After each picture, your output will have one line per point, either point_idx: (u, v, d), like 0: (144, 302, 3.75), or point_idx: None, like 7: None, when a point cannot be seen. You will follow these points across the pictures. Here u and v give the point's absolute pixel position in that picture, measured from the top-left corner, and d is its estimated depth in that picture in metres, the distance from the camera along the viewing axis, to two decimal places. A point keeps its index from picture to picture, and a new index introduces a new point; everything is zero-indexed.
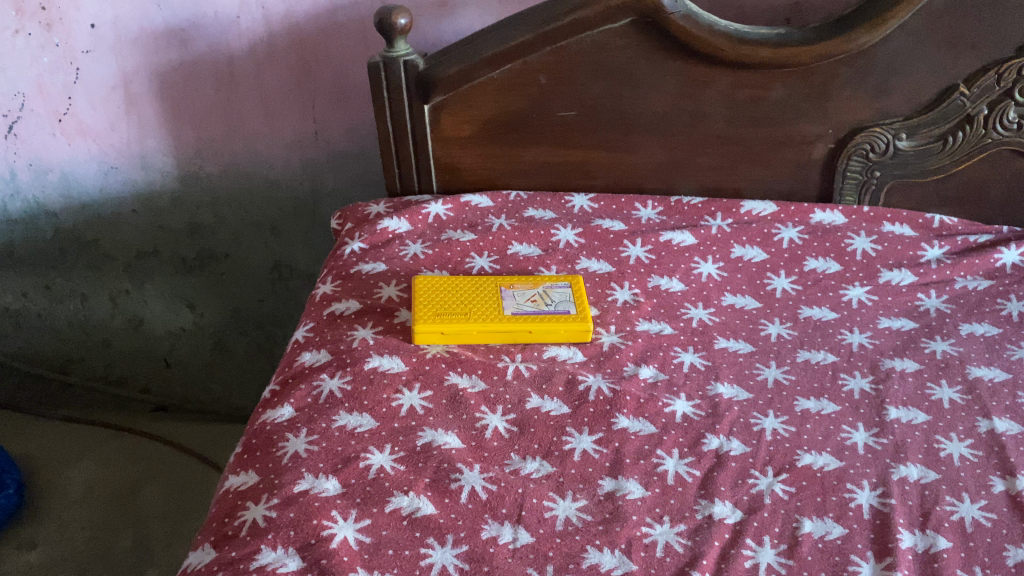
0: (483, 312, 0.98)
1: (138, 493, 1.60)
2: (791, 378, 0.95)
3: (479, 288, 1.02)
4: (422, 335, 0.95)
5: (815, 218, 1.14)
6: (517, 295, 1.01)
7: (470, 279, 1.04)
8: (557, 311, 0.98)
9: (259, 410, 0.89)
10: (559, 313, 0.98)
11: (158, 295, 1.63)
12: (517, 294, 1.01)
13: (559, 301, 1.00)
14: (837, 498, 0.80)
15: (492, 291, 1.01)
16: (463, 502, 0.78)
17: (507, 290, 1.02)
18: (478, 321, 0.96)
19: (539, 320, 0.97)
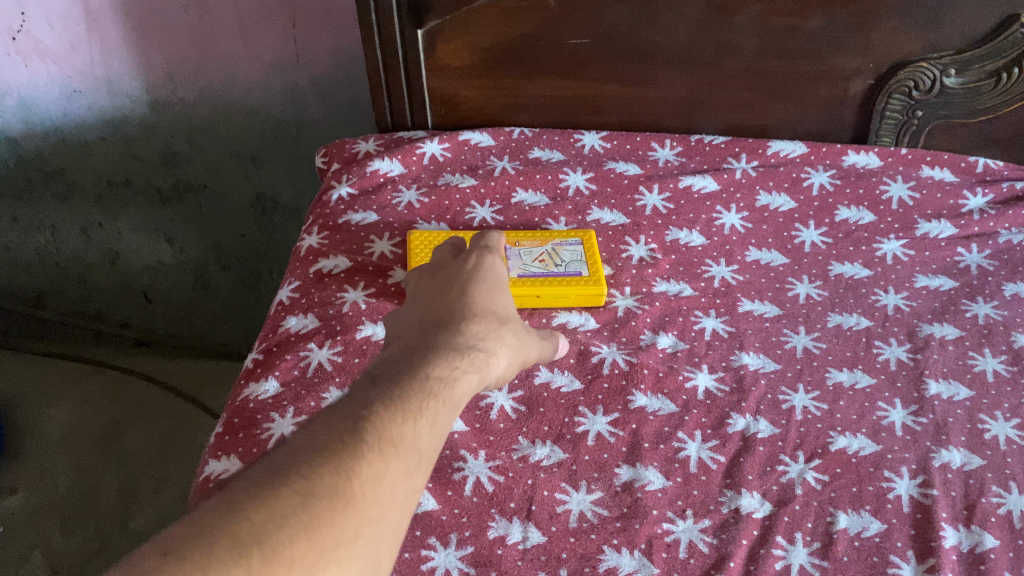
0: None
1: (122, 434, 1.54)
2: (822, 346, 0.87)
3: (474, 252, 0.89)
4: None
5: (848, 160, 1.04)
6: (523, 254, 0.89)
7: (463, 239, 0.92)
8: (568, 273, 0.87)
9: (241, 382, 0.82)
10: (569, 276, 0.87)
11: (133, 229, 1.52)
12: (524, 252, 0.89)
13: (570, 262, 0.89)
14: (874, 488, 0.74)
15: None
16: (468, 496, 0.71)
17: (512, 248, 0.90)
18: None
19: (547, 281, 0.86)
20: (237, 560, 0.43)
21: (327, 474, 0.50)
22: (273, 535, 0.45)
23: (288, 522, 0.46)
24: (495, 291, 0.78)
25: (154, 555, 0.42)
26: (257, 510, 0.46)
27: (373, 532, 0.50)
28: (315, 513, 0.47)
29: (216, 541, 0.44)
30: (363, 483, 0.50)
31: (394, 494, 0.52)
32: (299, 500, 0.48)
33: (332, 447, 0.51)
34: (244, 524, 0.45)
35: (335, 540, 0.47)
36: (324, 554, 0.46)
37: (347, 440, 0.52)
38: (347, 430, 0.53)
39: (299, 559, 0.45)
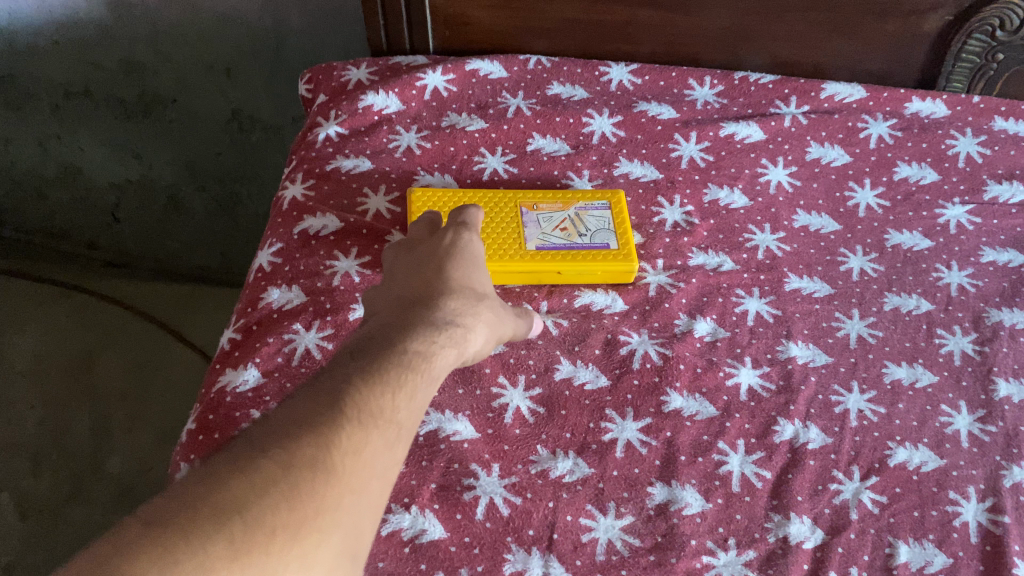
0: (497, 247, 0.74)
1: (93, 364, 1.43)
2: (877, 335, 0.77)
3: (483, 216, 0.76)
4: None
5: (911, 110, 0.91)
6: (542, 220, 0.77)
7: (470, 198, 0.79)
8: (593, 246, 0.75)
9: (216, 368, 0.71)
10: (594, 250, 0.75)
11: (96, 143, 1.34)
12: (543, 218, 0.77)
13: (596, 231, 0.76)
14: (938, 513, 0.66)
15: (505, 217, 0.77)
16: (480, 520, 0.61)
17: (529, 212, 0.77)
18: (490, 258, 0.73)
19: (569, 256, 0.74)
20: (218, 531, 0.39)
21: (306, 443, 0.45)
22: (255, 504, 0.41)
23: (269, 493, 0.42)
24: (476, 262, 0.68)
25: (133, 528, 0.38)
26: (235, 481, 0.42)
27: (356, 507, 0.45)
28: (296, 482, 0.43)
29: (198, 515, 0.39)
30: (343, 455, 0.45)
31: (376, 468, 0.47)
32: (281, 471, 0.43)
33: (311, 417, 0.46)
34: (223, 496, 0.41)
35: (317, 509, 0.43)
36: (306, 523, 0.42)
37: (324, 410, 0.47)
38: (325, 400, 0.48)
39: (281, 527, 0.41)
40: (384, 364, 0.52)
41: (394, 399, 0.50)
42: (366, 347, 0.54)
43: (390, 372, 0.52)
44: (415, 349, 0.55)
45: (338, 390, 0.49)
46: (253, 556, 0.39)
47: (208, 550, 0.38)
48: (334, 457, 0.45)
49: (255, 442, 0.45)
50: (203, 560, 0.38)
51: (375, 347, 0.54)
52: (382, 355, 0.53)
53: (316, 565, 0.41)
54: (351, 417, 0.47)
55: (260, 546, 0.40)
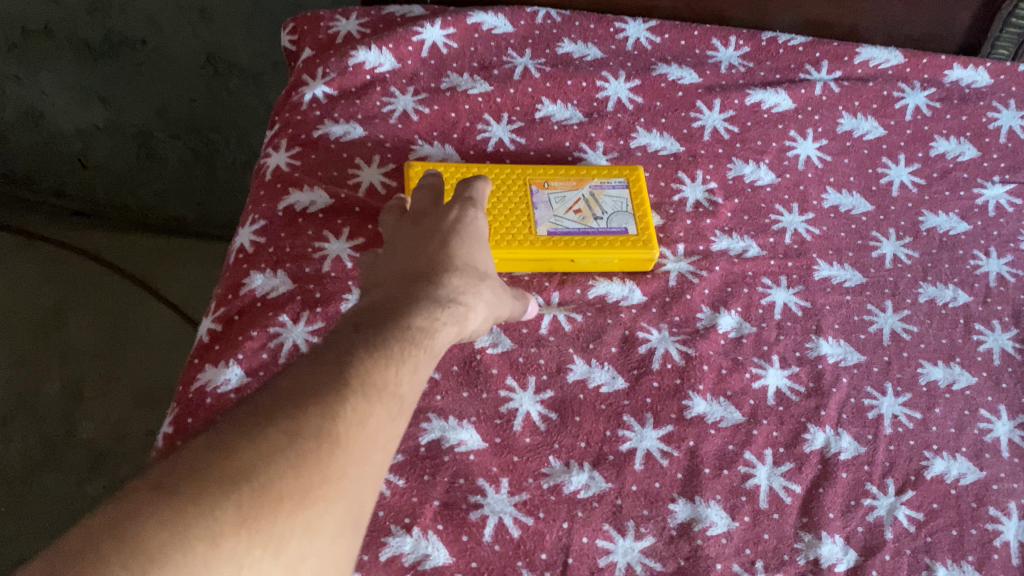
0: (505, 231, 0.67)
1: (62, 321, 1.36)
2: (912, 330, 0.71)
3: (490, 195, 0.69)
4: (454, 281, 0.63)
5: (951, 77, 0.84)
6: (554, 200, 0.69)
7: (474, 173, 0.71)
8: (609, 232, 0.69)
9: (194, 363, 0.64)
10: (610, 237, 0.68)
11: (59, 86, 1.22)
12: (555, 197, 0.70)
13: (613, 214, 0.69)
14: (978, 531, 0.61)
15: (514, 196, 0.69)
16: (488, 543, 0.56)
17: (539, 190, 0.70)
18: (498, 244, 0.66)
19: (583, 243, 0.68)
20: (225, 497, 0.35)
21: (312, 411, 0.40)
22: (261, 471, 0.37)
23: (275, 461, 0.37)
24: (481, 242, 0.61)
25: (137, 494, 0.35)
26: (240, 448, 0.37)
27: (361, 481, 0.41)
28: (303, 451, 0.38)
29: (201, 484, 0.35)
30: (349, 426, 0.41)
31: (382, 439, 0.43)
32: (286, 438, 0.38)
33: (318, 382, 0.42)
34: (228, 462, 0.37)
35: (324, 478, 0.38)
36: (311, 494, 0.38)
37: (330, 374, 0.42)
38: (330, 366, 0.43)
39: (287, 497, 0.37)
40: (390, 330, 0.47)
41: (401, 369, 0.45)
42: (370, 314, 0.49)
43: (397, 337, 0.47)
44: (421, 319, 0.50)
45: (343, 357, 0.44)
46: (259, 528, 0.35)
47: (216, 517, 0.34)
48: (340, 426, 0.40)
49: (258, 407, 0.40)
50: (211, 530, 0.34)
51: (380, 313, 0.49)
52: (388, 322, 0.48)
53: (319, 537, 0.38)
54: (356, 385, 0.42)
55: (267, 516, 0.36)
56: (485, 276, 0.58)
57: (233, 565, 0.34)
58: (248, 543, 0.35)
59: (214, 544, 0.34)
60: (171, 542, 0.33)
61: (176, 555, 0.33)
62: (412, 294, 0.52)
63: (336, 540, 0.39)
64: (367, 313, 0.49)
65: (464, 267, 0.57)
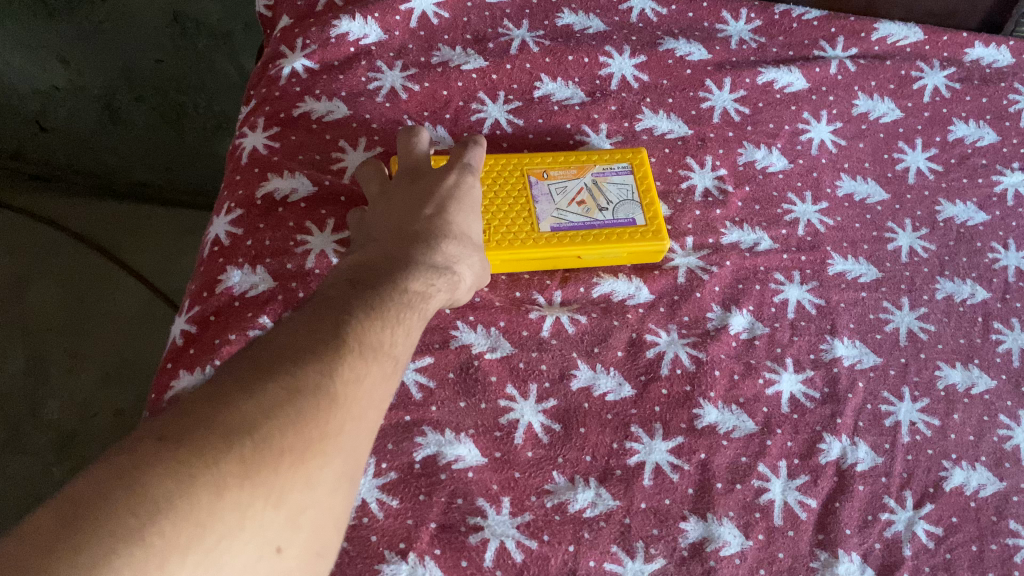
0: (505, 231, 0.62)
1: (23, 293, 1.29)
2: (929, 330, 0.68)
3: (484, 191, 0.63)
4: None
5: (970, 57, 0.79)
6: (555, 191, 0.64)
7: None
8: (616, 223, 0.63)
9: (166, 368, 0.59)
10: (618, 229, 0.63)
11: (13, 45, 1.13)
12: (555, 188, 0.64)
13: (619, 203, 0.64)
14: (998, 547, 0.59)
15: (511, 190, 0.64)
16: (489, 569, 0.53)
17: (538, 181, 0.64)
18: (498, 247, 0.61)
19: (589, 237, 0.63)
20: (229, 449, 0.34)
21: (312, 367, 0.38)
22: (263, 424, 0.35)
23: (277, 414, 0.36)
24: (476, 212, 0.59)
25: (138, 444, 0.33)
26: (241, 401, 0.35)
27: (357, 441, 0.39)
28: (305, 406, 0.37)
29: (202, 435, 0.34)
30: (348, 384, 0.39)
31: (379, 396, 0.41)
32: (286, 393, 0.37)
33: (315, 339, 0.40)
34: (228, 413, 0.35)
35: (325, 433, 0.37)
36: (311, 446, 0.36)
37: (326, 331, 0.41)
38: (326, 324, 0.41)
39: (288, 450, 0.35)
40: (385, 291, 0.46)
41: (395, 331, 0.44)
42: (363, 275, 0.47)
43: (392, 301, 0.46)
44: (416, 282, 0.49)
45: (339, 316, 0.42)
46: (261, 482, 0.34)
47: (221, 468, 0.33)
48: (339, 383, 0.39)
49: (256, 361, 0.38)
50: (215, 483, 0.32)
51: (374, 275, 0.47)
52: (382, 284, 0.47)
53: (319, 489, 0.36)
54: (354, 344, 0.41)
55: (270, 468, 0.34)
56: (475, 237, 0.57)
57: (238, 516, 0.33)
58: (251, 496, 0.33)
59: (219, 495, 0.32)
60: (178, 492, 0.31)
61: (183, 504, 0.31)
62: (406, 254, 0.50)
63: (333, 493, 0.38)
64: (359, 274, 0.48)
65: (459, 235, 0.55)
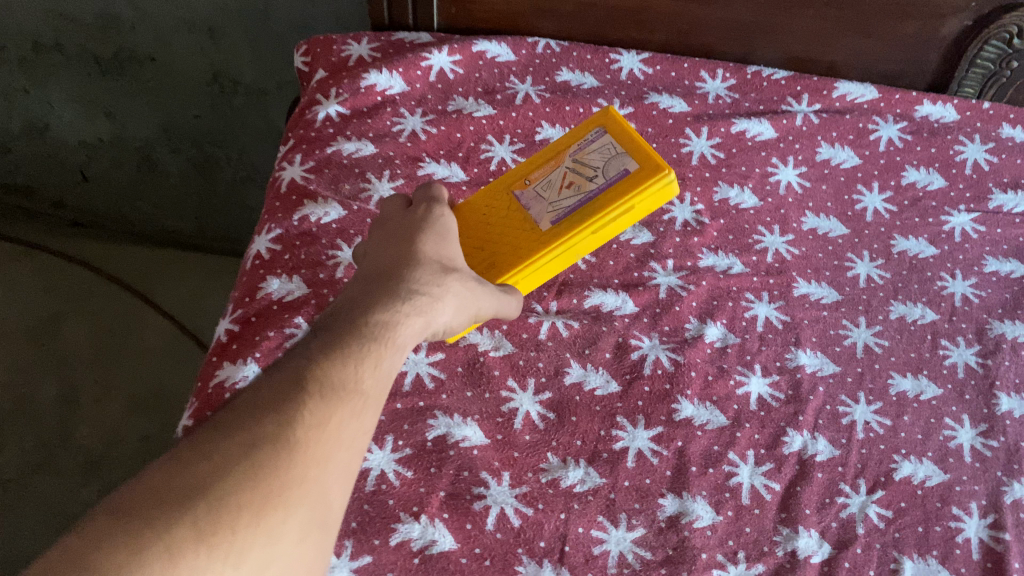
0: (514, 245, 0.67)
1: (58, 327, 1.38)
2: (884, 344, 0.77)
3: (479, 220, 0.68)
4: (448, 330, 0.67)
5: (921, 112, 0.90)
6: (544, 190, 0.67)
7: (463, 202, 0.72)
8: (608, 184, 0.64)
9: (212, 360, 0.68)
10: (617, 186, 0.63)
11: (67, 100, 1.27)
12: (543, 187, 0.68)
13: (607, 164, 0.65)
14: (942, 528, 0.66)
15: (505, 209, 0.68)
16: (491, 531, 0.60)
17: (526, 190, 0.68)
18: (512, 266, 0.66)
19: (585, 211, 0.64)
20: (183, 512, 0.35)
21: (266, 419, 0.39)
22: (216, 484, 0.36)
23: (232, 474, 0.37)
24: (453, 251, 0.58)
25: (94, 521, 0.34)
26: (196, 464, 0.37)
27: (325, 484, 0.39)
28: (259, 460, 0.38)
29: (157, 503, 0.35)
30: (308, 430, 0.40)
31: (346, 438, 0.42)
32: (239, 451, 0.38)
33: (274, 394, 0.41)
34: (182, 479, 0.36)
35: (283, 484, 0.38)
36: (272, 498, 0.37)
37: (284, 387, 0.41)
38: (285, 376, 0.42)
39: (246, 505, 0.36)
40: (352, 325, 0.46)
41: (358, 368, 0.44)
42: (327, 323, 0.47)
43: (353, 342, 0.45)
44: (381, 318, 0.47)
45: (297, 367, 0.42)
46: (215, 538, 0.35)
47: (173, 532, 0.34)
48: (299, 430, 0.40)
49: (212, 426, 0.39)
50: (168, 546, 0.34)
51: (337, 320, 0.47)
52: (344, 328, 0.46)
53: (285, 541, 0.37)
54: (311, 391, 0.41)
55: (228, 526, 0.35)
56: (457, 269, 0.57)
57: None
58: (208, 556, 0.34)
59: (175, 560, 0.33)
60: (129, 563, 0.32)
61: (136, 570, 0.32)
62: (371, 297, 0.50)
63: (302, 544, 0.38)
64: (323, 324, 0.47)
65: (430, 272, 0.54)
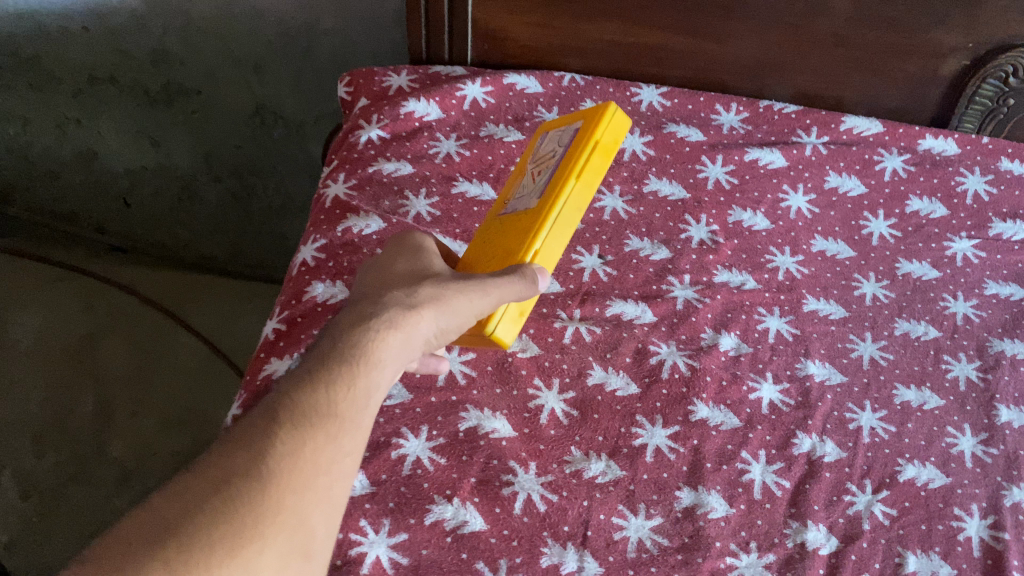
0: (517, 237, 0.63)
1: (96, 346, 1.41)
2: (889, 358, 0.81)
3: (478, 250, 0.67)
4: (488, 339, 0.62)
5: (923, 146, 0.96)
6: (520, 195, 0.68)
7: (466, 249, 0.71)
8: (564, 147, 0.64)
9: (261, 356, 0.73)
10: (573, 142, 0.63)
11: (116, 130, 1.35)
12: (518, 194, 0.68)
13: (560, 139, 0.66)
14: (944, 527, 0.70)
15: (495, 229, 0.68)
16: (518, 515, 0.65)
17: (507, 207, 0.69)
18: (518, 247, 0.61)
19: (554, 174, 0.63)
20: (155, 551, 0.38)
21: (238, 460, 0.43)
22: (187, 524, 0.40)
23: (203, 509, 0.40)
24: (437, 266, 0.58)
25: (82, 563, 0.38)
26: (172, 508, 0.40)
27: (302, 510, 0.43)
28: (228, 498, 0.41)
29: (133, 543, 0.38)
30: (277, 463, 0.43)
31: (319, 467, 0.44)
32: (210, 492, 0.41)
33: (246, 437, 0.44)
34: (159, 522, 0.40)
35: (253, 518, 0.41)
36: (244, 532, 0.40)
37: (256, 430, 0.45)
38: (257, 417, 0.45)
39: (218, 541, 0.39)
40: (322, 356, 0.48)
41: (326, 400, 0.46)
42: (303, 360, 0.49)
43: (324, 374, 0.47)
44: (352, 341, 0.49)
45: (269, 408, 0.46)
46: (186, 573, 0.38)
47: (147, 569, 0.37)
48: (268, 467, 0.43)
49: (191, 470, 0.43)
50: None
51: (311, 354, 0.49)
52: (314, 361, 0.48)
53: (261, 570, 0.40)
54: (281, 427, 0.45)
55: (199, 561, 0.38)
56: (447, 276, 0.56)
57: None
58: None
59: None
60: None
61: None
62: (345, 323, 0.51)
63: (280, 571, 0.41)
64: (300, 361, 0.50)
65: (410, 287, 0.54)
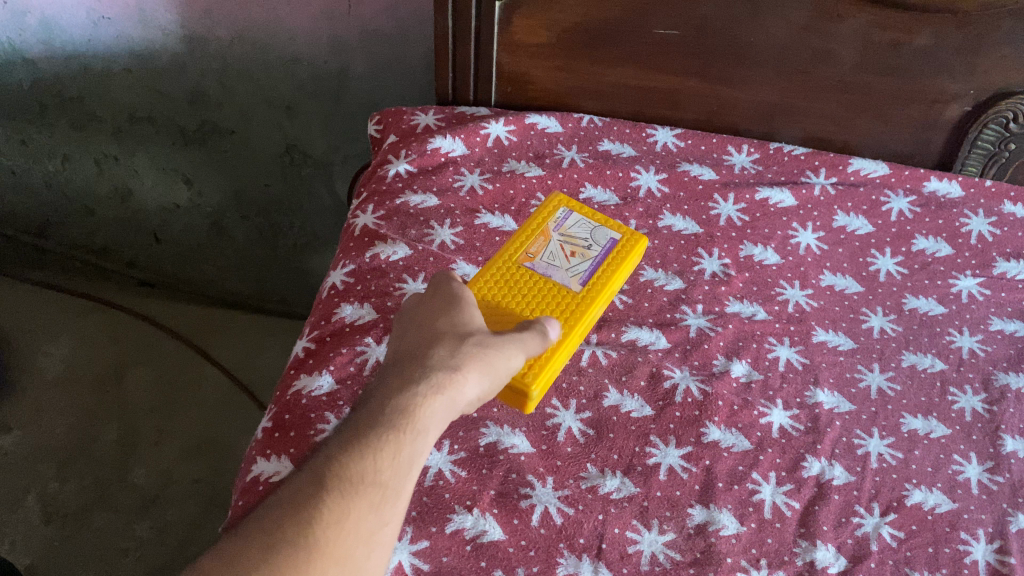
0: (560, 309, 0.76)
1: (122, 378, 1.43)
2: (896, 388, 0.83)
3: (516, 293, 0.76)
4: (522, 400, 0.71)
5: (929, 187, 0.99)
6: (550, 259, 0.80)
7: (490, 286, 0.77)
8: (605, 247, 0.82)
9: (290, 373, 0.77)
10: (612, 252, 0.82)
11: (151, 167, 1.41)
12: (547, 257, 0.80)
13: (593, 234, 0.83)
14: (951, 549, 0.72)
15: (528, 278, 0.78)
16: (535, 526, 0.67)
17: (536, 263, 0.80)
18: (575, 317, 0.76)
19: (603, 271, 0.80)
20: None
21: (291, 525, 0.48)
22: None
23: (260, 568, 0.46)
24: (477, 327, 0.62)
25: None
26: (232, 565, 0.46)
27: (346, 572, 0.48)
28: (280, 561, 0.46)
29: None
30: (325, 529, 0.48)
31: (361, 532, 0.49)
32: (264, 553, 0.46)
33: (296, 504, 0.49)
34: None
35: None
36: None
37: (304, 496, 0.49)
38: (307, 482, 0.50)
39: None
40: (371, 422, 0.53)
41: (370, 468, 0.51)
42: (351, 424, 0.54)
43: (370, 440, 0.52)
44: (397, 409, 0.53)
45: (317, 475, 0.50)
46: None
47: None
48: (316, 533, 0.48)
49: (250, 532, 0.48)
50: None
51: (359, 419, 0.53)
52: (361, 429, 0.52)
53: None
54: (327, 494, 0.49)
55: None
56: (488, 341, 0.60)
57: None
58: None
59: None
60: None
61: None
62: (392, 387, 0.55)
63: None
64: (350, 423, 0.54)
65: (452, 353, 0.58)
